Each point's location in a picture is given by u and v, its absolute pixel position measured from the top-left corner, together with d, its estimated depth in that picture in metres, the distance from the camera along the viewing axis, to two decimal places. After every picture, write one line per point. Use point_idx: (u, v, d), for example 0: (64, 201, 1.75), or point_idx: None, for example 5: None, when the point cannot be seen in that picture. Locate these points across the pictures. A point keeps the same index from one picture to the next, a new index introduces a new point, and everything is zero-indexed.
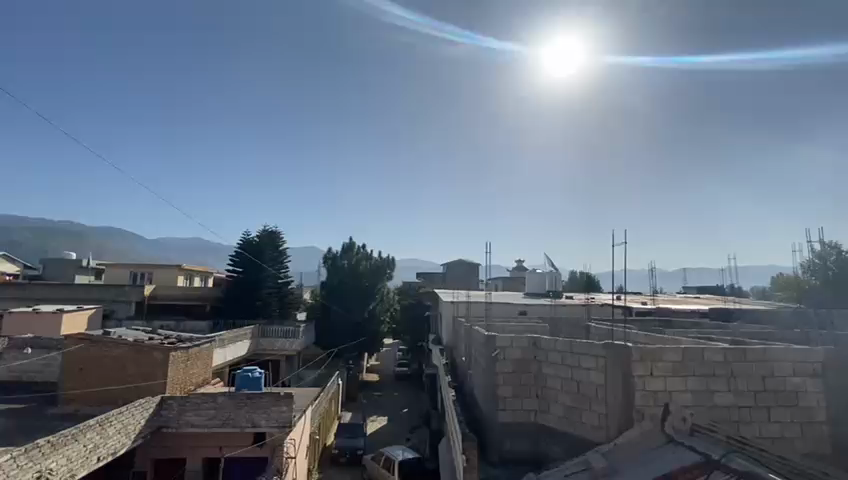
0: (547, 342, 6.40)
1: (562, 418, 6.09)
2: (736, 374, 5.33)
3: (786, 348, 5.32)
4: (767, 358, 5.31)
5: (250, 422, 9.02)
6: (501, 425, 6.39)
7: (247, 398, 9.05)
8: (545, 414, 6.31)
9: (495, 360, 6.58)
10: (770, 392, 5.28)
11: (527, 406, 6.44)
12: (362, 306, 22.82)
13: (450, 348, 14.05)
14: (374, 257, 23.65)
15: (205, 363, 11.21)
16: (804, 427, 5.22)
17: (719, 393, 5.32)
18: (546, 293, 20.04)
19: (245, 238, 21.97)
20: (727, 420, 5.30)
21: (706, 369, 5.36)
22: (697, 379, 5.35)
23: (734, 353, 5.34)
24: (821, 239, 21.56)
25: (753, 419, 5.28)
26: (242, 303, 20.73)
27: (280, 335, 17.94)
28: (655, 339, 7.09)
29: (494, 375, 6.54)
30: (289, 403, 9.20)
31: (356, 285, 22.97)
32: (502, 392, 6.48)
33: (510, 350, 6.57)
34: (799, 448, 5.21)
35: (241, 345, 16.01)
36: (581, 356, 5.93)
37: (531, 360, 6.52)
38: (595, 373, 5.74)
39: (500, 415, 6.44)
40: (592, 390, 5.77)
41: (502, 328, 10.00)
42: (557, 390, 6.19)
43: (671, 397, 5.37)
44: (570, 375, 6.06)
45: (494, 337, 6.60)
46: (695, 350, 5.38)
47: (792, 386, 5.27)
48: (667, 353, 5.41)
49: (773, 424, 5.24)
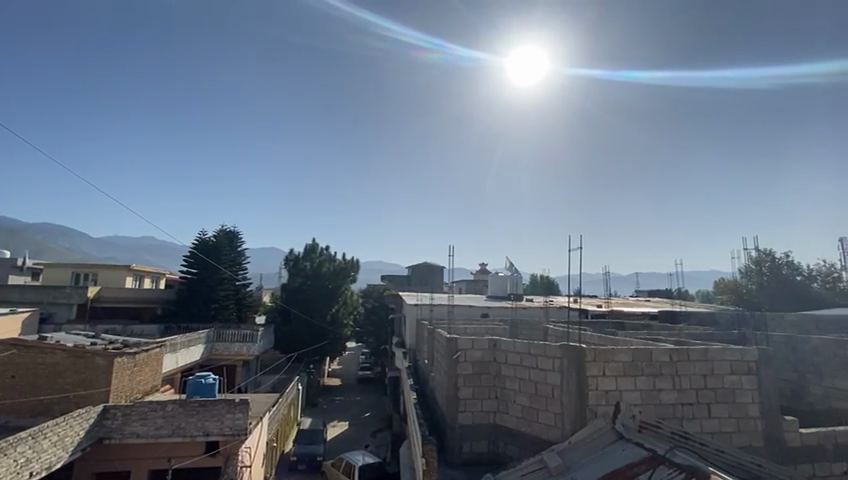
0: (507, 343, 6.51)
1: (520, 418, 6.20)
2: (680, 373, 5.63)
3: (725, 349, 5.67)
4: (708, 357, 5.65)
5: (202, 431, 8.60)
6: (461, 427, 6.43)
7: (199, 406, 8.63)
8: (503, 415, 6.41)
9: (457, 363, 6.61)
10: (710, 390, 5.62)
11: (487, 407, 6.52)
12: (324, 309, 22.40)
13: (413, 351, 14.06)
14: (337, 259, 23.30)
15: (154, 369, 10.60)
16: (739, 422, 5.59)
17: (665, 391, 5.61)
18: (507, 296, 20.51)
19: (201, 237, 21.03)
20: (672, 417, 5.58)
21: (653, 369, 5.63)
22: (645, 379, 5.61)
23: (679, 353, 5.65)
24: (757, 246, 23.28)
25: (695, 415, 5.59)
26: (196, 306, 19.80)
27: (237, 339, 17.24)
28: (608, 340, 7.40)
29: (455, 377, 6.57)
30: (245, 410, 8.84)
31: (318, 287, 22.50)
32: (462, 395, 6.52)
33: (471, 353, 6.64)
34: (736, 442, 5.57)
35: (195, 350, 15.27)
36: (539, 357, 6.07)
37: (491, 361, 6.62)
38: (552, 374, 5.90)
39: (459, 416, 6.49)
40: (549, 390, 5.92)
41: (463, 330, 10.12)
42: (516, 391, 6.30)
43: (622, 396, 5.60)
44: (528, 376, 6.19)
45: (456, 339, 6.63)
46: (643, 351, 5.64)
47: (729, 384, 5.64)
48: (617, 354, 5.64)
49: (712, 420, 5.59)
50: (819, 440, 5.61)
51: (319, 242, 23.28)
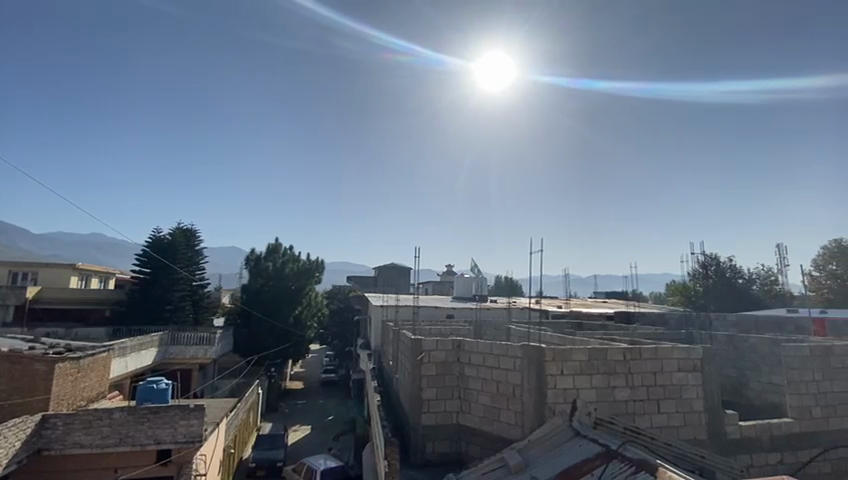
0: (471, 344, 6.59)
1: (482, 418, 6.29)
2: (632, 371, 5.89)
3: (673, 347, 5.99)
4: (657, 356, 5.95)
5: (153, 439, 8.18)
6: (423, 428, 6.45)
7: (150, 413, 8.20)
8: (466, 415, 6.48)
9: (421, 364, 6.61)
10: (660, 387, 5.92)
11: (450, 407, 6.57)
12: (287, 310, 21.85)
13: (378, 352, 13.98)
14: (301, 259, 22.82)
15: (101, 375, 9.98)
16: (685, 416, 5.92)
17: (619, 388, 5.85)
18: (472, 297, 20.76)
19: (155, 235, 19.99)
20: (625, 413, 5.84)
21: (608, 368, 5.87)
22: (601, 377, 5.84)
23: (632, 352, 5.91)
24: (704, 251, 24.83)
25: (646, 411, 5.87)
26: (149, 308, 18.80)
27: (193, 342, 16.53)
28: (567, 340, 7.66)
29: (419, 378, 6.57)
30: (200, 416, 8.44)
31: (280, 288, 21.93)
32: (426, 395, 6.53)
33: (435, 353, 6.66)
34: (683, 435, 5.90)
35: (146, 354, 14.50)
36: (501, 357, 6.18)
37: (455, 362, 6.67)
38: (513, 373, 6.02)
39: (423, 417, 6.50)
40: (510, 390, 6.05)
41: (428, 331, 10.16)
42: (478, 391, 6.39)
43: (578, 393, 5.81)
44: (490, 376, 6.29)
45: (420, 340, 6.64)
46: (599, 350, 5.87)
47: (677, 380, 5.96)
48: (575, 353, 5.84)
49: (662, 415, 5.89)
50: (756, 432, 6.02)
51: (282, 242, 22.74)
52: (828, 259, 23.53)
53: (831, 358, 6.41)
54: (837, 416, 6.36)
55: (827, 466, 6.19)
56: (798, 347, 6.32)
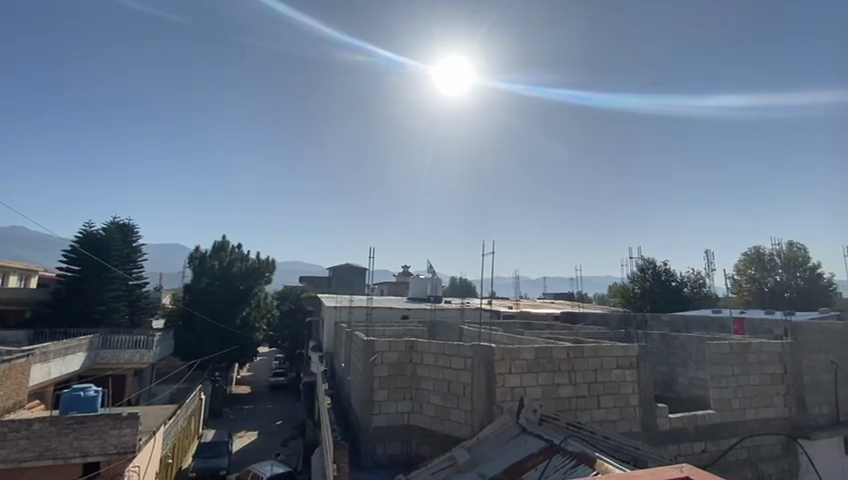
0: (423, 345, 6.61)
1: (432, 418, 6.35)
2: (575, 369, 6.19)
3: (612, 346, 6.35)
4: (598, 354, 6.29)
5: (79, 451, 7.53)
6: (374, 430, 6.40)
7: (76, 423, 7.56)
8: (417, 415, 6.51)
9: (373, 365, 6.53)
10: (600, 383, 6.26)
11: (401, 408, 6.56)
12: (234, 312, 20.92)
13: (330, 355, 13.71)
14: (250, 259, 21.96)
15: (19, 382, 9.08)
16: (622, 411, 6.30)
17: (562, 385, 6.13)
18: (426, 298, 20.88)
19: (86, 229, 18.43)
20: (567, 409, 6.12)
21: (553, 366, 6.12)
22: (546, 374, 6.08)
23: (575, 351, 6.20)
24: (642, 255, 26.54)
25: (587, 406, 6.19)
26: (77, 309, 17.31)
27: (128, 345, 15.38)
28: (515, 339, 7.92)
29: (371, 380, 6.50)
30: (134, 425, 7.84)
31: (227, 288, 20.96)
32: (377, 397, 6.48)
33: (387, 355, 6.61)
34: (620, 428, 6.27)
35: (73, 359, 13.32)
36: (453, 357, 6.26)
37: (407, 362, 6.66)
38: (464, 373, 6.12)
39: (374, 419, 6.44)
40: (461, 389, 6.15)
41: (382, 331, 10.11)
42: (429, 391, 6.44)
43: (525, 391, 6.02)
44: (441, 375, 6.36)
45: (373, 341, 6.57)
46: (544, 349, 6.10)
47: (615, 377, 6.32)
48: (523, 352, 6.04)
49: (601, 409, 6.23)
50: (684, 423, 6.51)
51: (229, 240, 21.76)
52: (747, 264, 25.91)
53: (748, 354, 7.07)
54: (752, 407, 7.02)
55: (743, 453, 6.81)
56: (720, 345, 6.91)
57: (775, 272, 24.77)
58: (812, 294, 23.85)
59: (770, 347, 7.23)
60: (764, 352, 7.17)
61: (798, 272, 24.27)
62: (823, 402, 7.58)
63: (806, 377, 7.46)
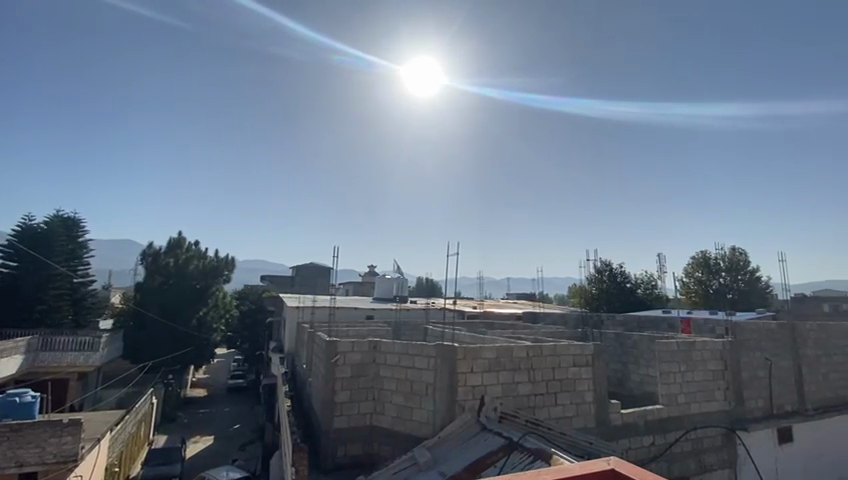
0: (386, 345, 6.58)
1: (395, 418, 6.33)
2: (534, 367, 6.36)
3: (570, 345, 6.57)
4: (556, 352, 6.49)
5: (15, 461, 7.02)
6: (335, 432, 6.30)
7: (11, 431, 7.05)
8: (379, 416, 6.47)
9: (335, 366, 6.43)
10: (558, 381, 6.47)
11: (363, 409, 6.50)
12: (189, 311, 20.02)
13: (291, 356, 13.39)
14: (208, 257, 21.14)
15: None
16: (578, 407, 6.53)
17: (522, 383, 6.28)
18: (392, 298, 20.82)
19: (25, 223, 17.13)
20: (526, 406, 6.28)
21: (514, 365, 6.27)
22: (506, 373, 6.22)
23: (534, 350, 6.37)
24: (600, 258, 27.67)
25: (544, 404, 6.37)
26: (14, 309, 16.05)
27: (71, 348, 14.41)
28: (478, 339, 8.05)
29: (332, 381, 6.39)
30: (76, 432, 7.34)
31: (182, 286, 20.00)
32: (339, 398, 6.37)
33: (350, 355, 6.52)
34: (576, 424, 6.50)
35: (8, 363, 12.32)
36: (416, 357, 6.27)
37: (370, 363, 6.61)
38: (427, 373, 6.15)
39: (335, 420, 6.34)
40: (423, 389, 6.17)
41: (345, 332, 9.99)
42: (392, 392, 6.42)
43: (486, 389, 6.12)
44: (404, 375, 6.35)
45: (336, 342, 6.47)
46: (506, 348, 6.23)
47: (572, 375, 6.55)
48: (485, 352, 6.14)
49: (558, 407, 6.43)
50: (634, 418, 6.83)
51: (186, 236, 20.73)
52: (694, 267, 27.54)
53: (693, 352, 7.51)
54: (696, 401, 7.47)
55: (688, 445, 7.23)
56: (668, 344, 7.29)
57: (719, 274, 26.47)
58: (751, 296, 25.68)
59: (713, 345, 7.72)
60: (707, 349, 7.64)
61: (739, 274, 26.05)
62: (758, 396, 8.16)
63: (744, 372, 8.01)
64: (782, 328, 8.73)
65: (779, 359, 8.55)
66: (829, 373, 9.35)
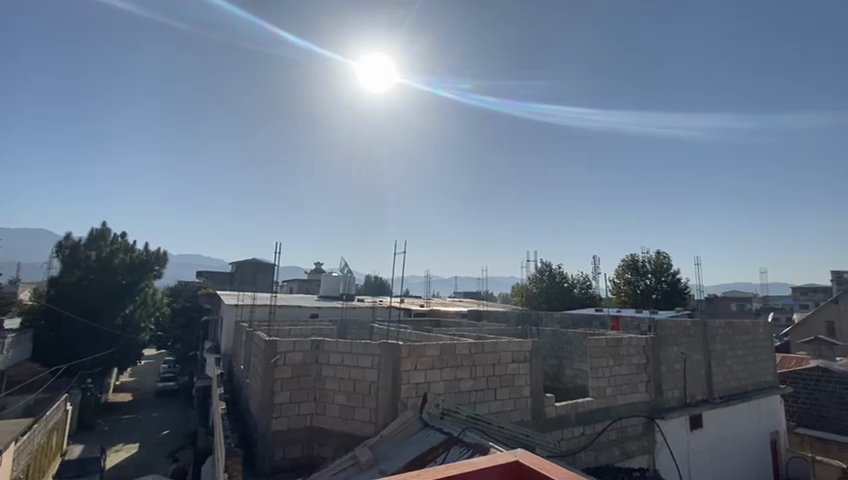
0: (330, 344, 6.44)
1: (337, 418, 6.23)
2: (476, 364, 6.55)
3: (509, 341, 6.83)
4: (497, 349, 6.72)
5: None
6: (274, 434, 6.08)
7: None
8: (321, 416, 6.33)
9: (274, 367, 6.20)
10: (498, 376, 6.70)
11: (304, 409, 6.34)
12: (113, 310, 18.53)
13: (228, 356, 12.75)
14: (136, 251, 19.62)
15: None
16: (516, 401, 6.81)
17: (464, 380, 6.44)
18: (338, 296, 20.40)
19: None
20: (467, 402, 6.44)
21: (456, 361, 6.40)
22: (449, 370, 6.34)
23: (476, 347, 6.56)
24: (542, 260, 29.11)
25: (484, 399, 6.58)
26: None
27: None
28: (423, 337, 8.14)
29: (272, 382, 6.16)
30: None
31: (105, 282, 18.31)
32: (278, 400, 6.16)
33: (291, 355, 6.32)
34: (513, 418, 6.77)
35: None
36: (360, 356, 6.20)
37: (312, 363, 6.44)
38: (371, 371, 6.11)
39: (273, 422, 6.12)
40: (367, 388, 6.12)
41: (287, 331, 9.68)
42: (334, 391, 6.31)
43: (429, 386, 6.20)
44: (347, 375, 6.27)
45: (276, 341, 6.24)
46: (449, 345, 6.36)
47: (511, 370, 6.81)
48: (428, 349, 6.22)
49: (497, 401, 6.66)
50: (567, 410, 7.25)
51: (110, 227, 19.14)
52: (625, 269, 29.63)
53: (620, 347, 8.09)
54: (622, 393, 8.06)
55: (613, 434, 7.79)
56: (598, 340, 7.80)
57: (646, 276, 28.73)
58: (673, 296, 28.11)
59: (637, 341, 8.36)
60: (633, 345, 8.26)
61: (663, 276, 28.37)
62: (675, 387, 8.96)
63: (663, 366, 8.76)
64: (696, 325, 9.63)
65: (693, 354, 9.44)
66: (734, 365, 10.46)
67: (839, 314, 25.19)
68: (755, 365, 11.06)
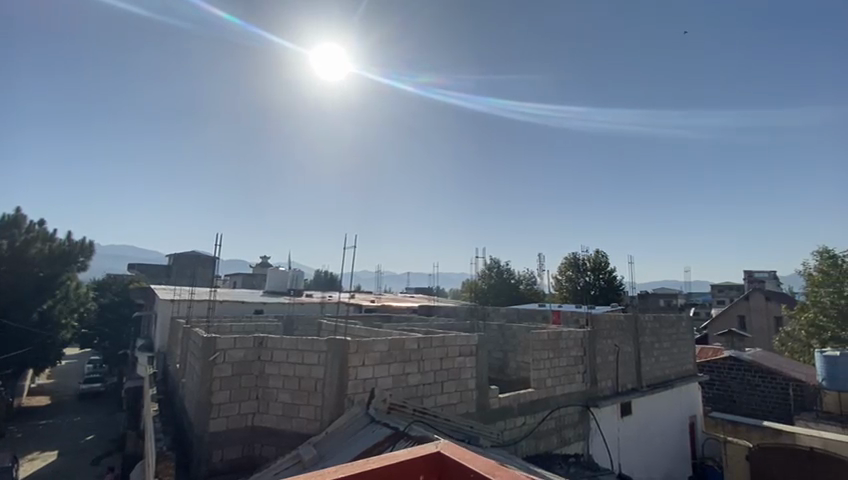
0: (274, 341, 6.22)
1: (280, 417, 6.06)
2: (424, 358, 6.62)
3: (457, 336, 6.96)
4: (445, 343, 6.84)
5: None
6: (211, 435, 5.78)
7: None
8: (262, 415, 6.12)
9: (213, 365, 5.89)
10: (445, 370, 6.82)
11: (245, 409, 6.09)
12: (29, 306, 16.90)
13: (163, 354, 11.97)
14: (57, 241, 17.76)
15: None
16: (462, 394, 6.97)
17: (411, 374, 6.50)
18: (285, 291, 19.78)
19: None
20: (414, 397, 6.49)
21: (404, 356, 6.44)
22: (397, 365, 6.36)
23: (424, 341, 6.64)
24: (490, 257, 29.98)
25: (431, 393, 6.67)
26: None
27: None
28: (372, 332, 8.09)
29: (210, 381, 5.84)
30: None
31: (20, 276, 16.57)
32: (217, 399, 5.87)
33: (232, 353, 6.05)
34: (459, 410, 6.93)
35: None
36: (306, 352, 6.05)
37: (254, 360, 6.19)
38: (317, 368, 5.98)
39: (211, 423, 5.81)
40: (312, 385, 6.00)
41: (228, 327, 9.23)
42: (278, 389, 6.12)
43: (376, 382, 6.19)
44: (292, 372, 6.10)
45: (215, 338, 5.92)
46: (397, 341, 6.38)
47: (458, 364, 6.95)
48: (377, 345, 6.20)
49: (443, 394, 6.78)
50: (510, 401, 7.53)
51: (26, 215, 16.90)
52: (567, 267, 31.26)
53: (559, 340, 8.50)
54: (560, 384, 8.48)
55: (552, 422, 8.19)
56: (540, 333, 8.15)
57: (586, 273, 30.43)
58: (609, 292, 29.99)
59: (575, 334, 8.84)
60: (571, 338, 8.73)
61: (601, 274, 30.18)
62: (608, 377, 9.57)
63: (598, 357, 9.33)
64: (628, 319, 10.35)
65: (624, 346, 10.14)
66: (659, 356, 11.36)
67: (748, 308, 28.18)
68: (678, 355, 12.08)
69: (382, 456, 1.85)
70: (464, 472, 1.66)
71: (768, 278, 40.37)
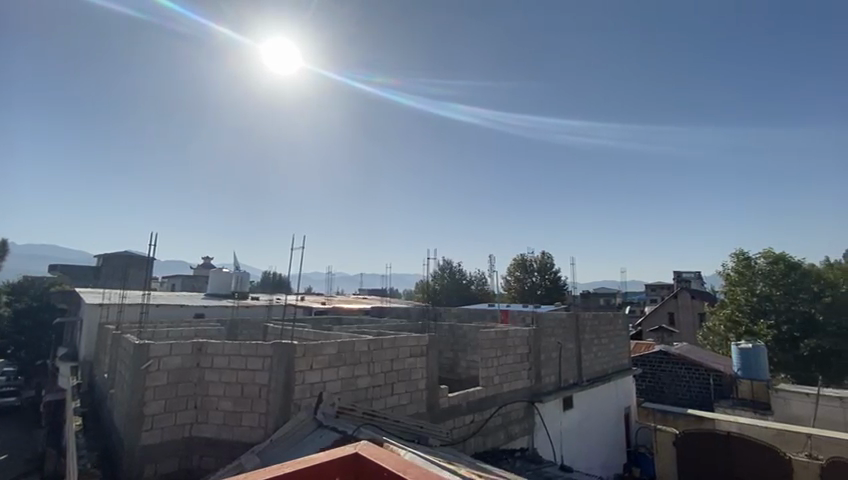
0: (214, 346, 5.92)
1: (220, 426, 5.78)
2: (373, 360, 6.58)
3: (408, 337, 6.99)
4: (395, 345, 6.84)
5: None
6: (143, 450, 5.40)
7: None
8: (201, 425, 5.81)
9: (145, 374, 5.49)
10: (395, 371, 6.82)
11: (181, 419, 5.74)
12: None
13: (89, 363, 11.01)
14: None
15: None
16: (412, 394, 7.01)
17: (361, 376, 6.44)
18: (230, 293, 18.87)
19: None
20: (363, 399, 6.45)
21: (353, 359, 6.37)
22: (346, 368, 6.28)
23: (375, 343, 6.60)
24: (442, 259, 30.31)
25: (381, 395, 6.65)
26: None
27: None
28: (321, 336, 7.92)
29: (142, 391, 5.46)
30: None
31: None
32: (149, 410, 5.49)
33: (168, 360, 5.68)
34: (409, 411, 6.96)
35: None
36: (249, 358, 5.81)
37: (193, 367, 5.86)
38: (261, 374, 5.77)
39: (143, 436, 5.42)
40: (255, 391, 5.78)
41: (165, 333, 8.66)
42: (219, 397, 5.84)
43: (324, 386, 6.07)
44: (234, 379, 5.83)
45: (148, 345, 5.53)
46: (347, 343, 6.29)
47: (408, 365, 6.98)
48: (325, 348, 6.09)
49: (393, 396, 6.78)
50: (459, 400, 7.67)
51: None
52: (516, 267, 32.29)
53: (507, 339, 8.78)
54: (507, 381, 8.75)
55: (499, 419, 8.44)
56: (489, 332, 8.37)
57: (533, 273, 31.62)
58: (554, 292, 31.32)
59: (522, 332, 9.18)
60: (517, 336, 9.04)
61: (547, 274, 31.49)
62: (552, 373, 10.04)
63: (543, 354, 9.73)
64: (570, 318, 10.88)
65: (567, 343, 10.66)
66: (598, 351, 12.04)
67: (677, 307, 30.57)
68: (615, 350, 12.88)
69: (299, 460, 1.81)
70: (377, 472, 1.69)
71: (694, 278, 44.03)
